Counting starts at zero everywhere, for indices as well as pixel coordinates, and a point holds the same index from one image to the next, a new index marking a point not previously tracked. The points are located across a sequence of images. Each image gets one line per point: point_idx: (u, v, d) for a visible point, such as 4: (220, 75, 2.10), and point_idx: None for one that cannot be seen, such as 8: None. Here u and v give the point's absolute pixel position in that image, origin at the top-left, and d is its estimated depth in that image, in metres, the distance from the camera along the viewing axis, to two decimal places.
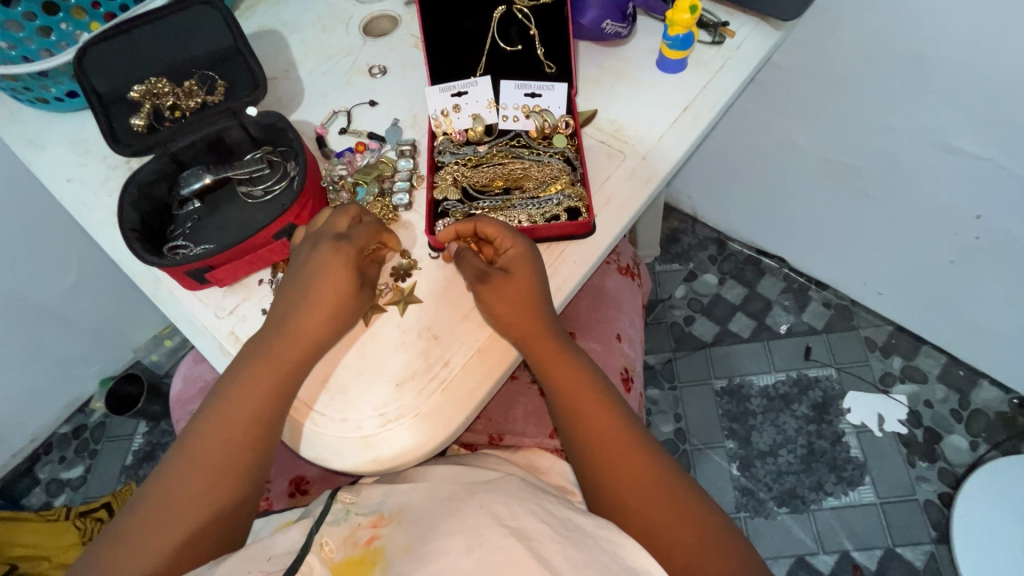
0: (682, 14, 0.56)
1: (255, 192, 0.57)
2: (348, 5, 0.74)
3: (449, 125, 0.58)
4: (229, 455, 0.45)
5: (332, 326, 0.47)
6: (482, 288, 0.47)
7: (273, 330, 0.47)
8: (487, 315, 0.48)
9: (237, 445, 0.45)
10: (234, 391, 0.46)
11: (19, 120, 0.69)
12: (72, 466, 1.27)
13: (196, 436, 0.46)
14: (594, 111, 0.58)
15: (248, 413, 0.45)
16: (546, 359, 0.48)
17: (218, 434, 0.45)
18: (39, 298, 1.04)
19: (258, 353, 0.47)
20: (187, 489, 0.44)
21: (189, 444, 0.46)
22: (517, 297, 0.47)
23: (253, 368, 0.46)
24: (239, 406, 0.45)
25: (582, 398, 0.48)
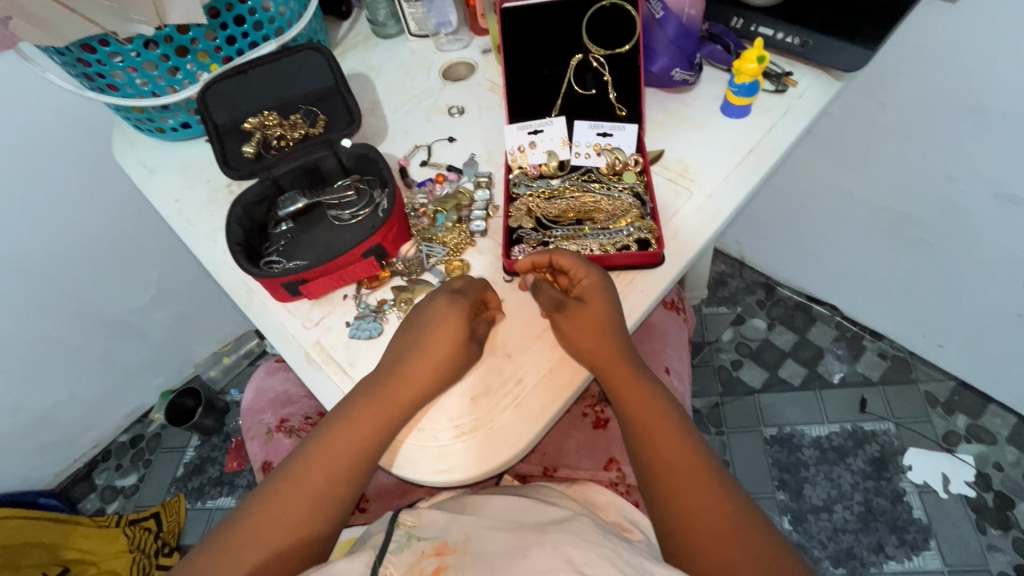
0: (749, 64, 0.60)
1: (343, 215, 0.63)
2: (430, 53, 0.81)
3: (524, 160, 0.63)
4: (323, 486, 0.48)
5: (441, 379, 0.49)
6: (558, 317, 0.50)
7: (374, 382, 0.50)
8: (562, 341, 0.50)
9: (327, 484, 0.48)
10: (352, 417, 0.48)
11: (138, 147, 0.77)
12: (126, 475, 1.32)
13: (291, 469, 0.49)
14: (661, 151, 0.62)
15: (343, 455, 0.48)
16: (620, 385, 0.50)
17: (325, 459, 0.48)
18: (120, 311, 1.12)
19: (360, 401, 0.49)
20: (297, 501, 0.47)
21: (284, 476, 0.48)
22: (593, 325, 0.49)
23: (353, 417, 0.48)
24: (349, 437, 0.48)
25: (655, 424, 0.49)
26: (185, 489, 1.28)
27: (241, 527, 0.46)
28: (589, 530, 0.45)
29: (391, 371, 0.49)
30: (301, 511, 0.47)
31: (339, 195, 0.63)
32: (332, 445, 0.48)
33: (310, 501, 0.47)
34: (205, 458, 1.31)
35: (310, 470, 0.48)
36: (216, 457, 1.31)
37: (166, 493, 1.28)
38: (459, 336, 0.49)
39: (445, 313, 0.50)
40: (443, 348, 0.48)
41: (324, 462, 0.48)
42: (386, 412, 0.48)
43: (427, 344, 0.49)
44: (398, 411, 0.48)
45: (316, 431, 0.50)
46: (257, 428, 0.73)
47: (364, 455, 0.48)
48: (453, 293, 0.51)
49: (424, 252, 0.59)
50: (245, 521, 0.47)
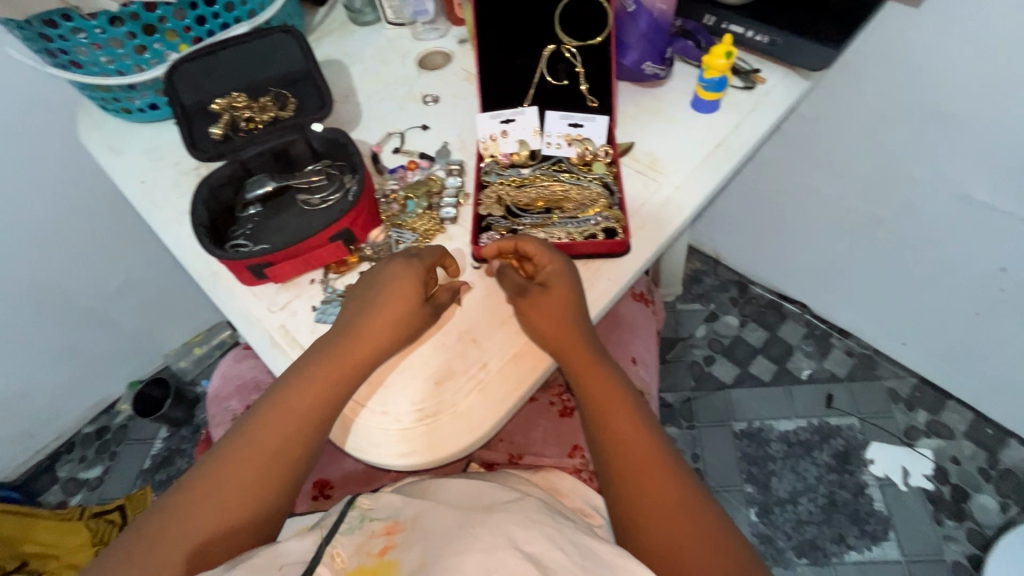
0: (717, 60, 0.61)
1: (313, 200, 0.62)
2: (407, 42, 0.81)
3: (496, 149, 0.63)
4: (276, 448, 0.47)
5: (393, 339, 0.49)
6: (521, 302, 0.50)
7: (329, 341, 0.49)
8: (526, 328, 0.51)
9: (280, 447, 0.47)
10: (306, 378, 0.48)
11: (104, 127, 0.76)
12: (91, 467, 1.29)
13: (241, 434, 0.47)
14: (631, 144, 0.63)
15: (296, 417, 0.47)
16: (580, 372, 0.50)
17: (278, 422, 0.47)
18: (86, 298, 1.09)
19: (313, 362, 0.48)
20: (248, 463, 0.46)
21: (234, 441, 0.47)
22: (556, 311, 0.49)
23: (308, 376, 0.48)
24: (303, 396, 0.47)
25: (613, 411, 0.50)
26: (153, 481, 1.26)
27: (193, 488, 0.45)
28: (535, 509, 0.46)
29: (346, 333, 0.49)
30: (254, 474, 0.46)
31: (308, 179, 0.63)
32: (285, 408, 0.47)
33: (263, 464, 0.47)
34: (174, 450, 1.30)
35: (262, 433, 0.47)
36: (184, 449, 1.30)
37: (132, 486, 1.26)
38: (412, 298, 0.49)
39: (397, 275, 0.50)
40: (396, 309, 0.49)
41: (276, 424, 0.47)
42: (342, 372, 0.48)
43: (381, 304, 0.49)
44: (352, 370, 0.48)
45: (268, 394, 0.49)
46: (222, 415, 0.72)
47: (318, 416, 0.47)
48: (410, 257, 0.51)
49: (393, 238, 0.59)
50: (194, 490, 0.45)
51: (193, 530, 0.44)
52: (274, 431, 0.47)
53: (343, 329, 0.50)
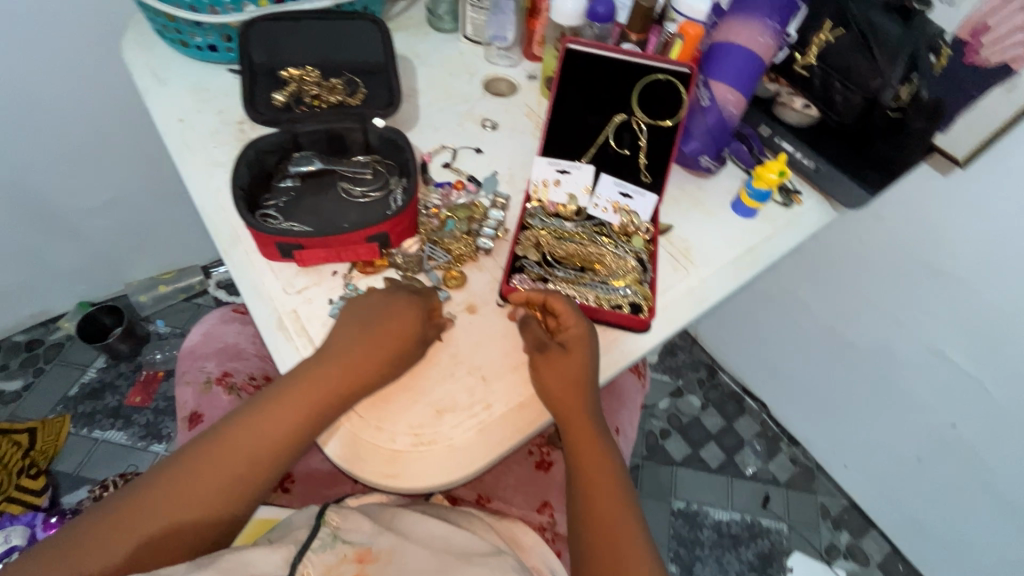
0: (769, 174, 0.65)
1: (354, 191, 0.62)
2: (477, 60, 0.82)
3: (545, 194, 0.64)
4: (241, 462, 0.46)
5: (379, 376, 0.48)
6: (538, 359, 0.51)
7: (317, 365, 0.48)
8: (534, 382, 0.51)
9: (251, 458, 0.46)
10: (291, 397, 0.47)
11: (152, 52, 0.73)
12: (11, 378, 1.20)
13: (206, 440, 0.46)
14: (670, 226, 0.65)
15: (274, 429, 0.46)
16: (579, 438, 0.52)
17: (252, 437, 0.46)
18: (65, 206, 1.03)
19: (298, 378, 0.48)
20: (209, 473, 0.45)
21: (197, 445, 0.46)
22: (570, 373, 0.50)
23: (290, 393, 0.47)
24: (281, 413, 0.47)
25: (599, 480, 0.51)
26: (75, 412, 1.17)
27: (149, 487, 0.44)
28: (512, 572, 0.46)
29: (334, 358, 0.48)
30: (220, 481, 0.45)
31: (355, 170, 0.62)
32: (262, 420, 0.46)
33: (227, 472, 0.45)
34: (107, 384, 1.21)
35: (236, 440, 0.46)
36: (119, 385, 1.21)
37: (50, 411, 1.17)
38: (405, 332, 0.49)
39: (402, 314, 0.50)
40: (390, 342, 0.48)
41: (251, 436, 0.46)
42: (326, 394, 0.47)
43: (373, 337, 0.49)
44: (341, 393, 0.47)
45: (248, 403, 0.48)
46: (192, 375, 0.69)
47: (295, 433, 0.47)
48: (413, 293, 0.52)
49: (426, 253, 0.59)
50: (161, 478, 0.44)
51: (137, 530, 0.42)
52: (244, 445, 0.46)
53: (332, 357, 0.48)
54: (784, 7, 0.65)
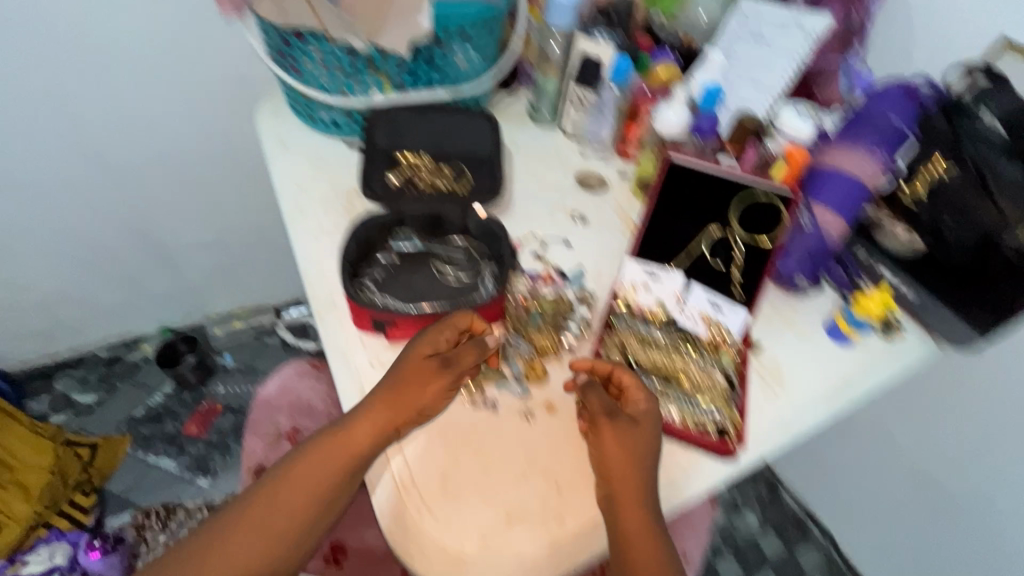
0: (869, 305, 0.65)
1: (447, 272, 0.64)
2: (571, 153, 0.85)
3: (632, 296, 0.63)
4: (305, 498, 0.49)
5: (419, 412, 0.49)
6: (604, 422, 0.49)
7: (366, 404, 0.51)
8: (596, 454, 0.49)
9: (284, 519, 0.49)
10: (343, 436, 0.50)
11: (282, 121, 0.81)
12: (87, 392, 1.26)
13: (250, 495, 0.50)
14: (759, 344, 0.64)
15: (304, 489, 0.49)
16: (621, 504, 0.47)
17: (313, 474, 0.50)
18: (172, 240, 1.12)
19: (324, 438, 0.50)
20: (279, 507, 0.49)
21: (242, 500, 0.50)
22: (631, 451, 0.48)
23: (342, 433, 0.50)
24: (334, 454, 0.49)
25: (641, 555, 0.46)
26: (136, 433, 1.21)
27: (233, 516, 0.50)
28: None
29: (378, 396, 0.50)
30: (258, 540, 0.48)
31: (453, 252, 0.65)
32: (294, 480, 0.50)
33: (264, 531, 0.48)
34: (169, 410, 1.25)
35: (300, 477, 0.50)
36: (180, 413, 1.25)
37: (114, 429, 1.21)
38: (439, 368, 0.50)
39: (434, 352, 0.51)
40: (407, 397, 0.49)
41: (284, 494, 0.49)
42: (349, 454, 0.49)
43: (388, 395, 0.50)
44: (360, 451, 0.49)
45: (285, 461, 0.51)
46: (262, 428, 0.70)
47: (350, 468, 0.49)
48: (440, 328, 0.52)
49: (510, 342, 0.59)
50: (243, 508, 0.50)
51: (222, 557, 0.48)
52: (306, 482, 0.49)
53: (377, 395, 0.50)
54: (894, 140, 0.65)
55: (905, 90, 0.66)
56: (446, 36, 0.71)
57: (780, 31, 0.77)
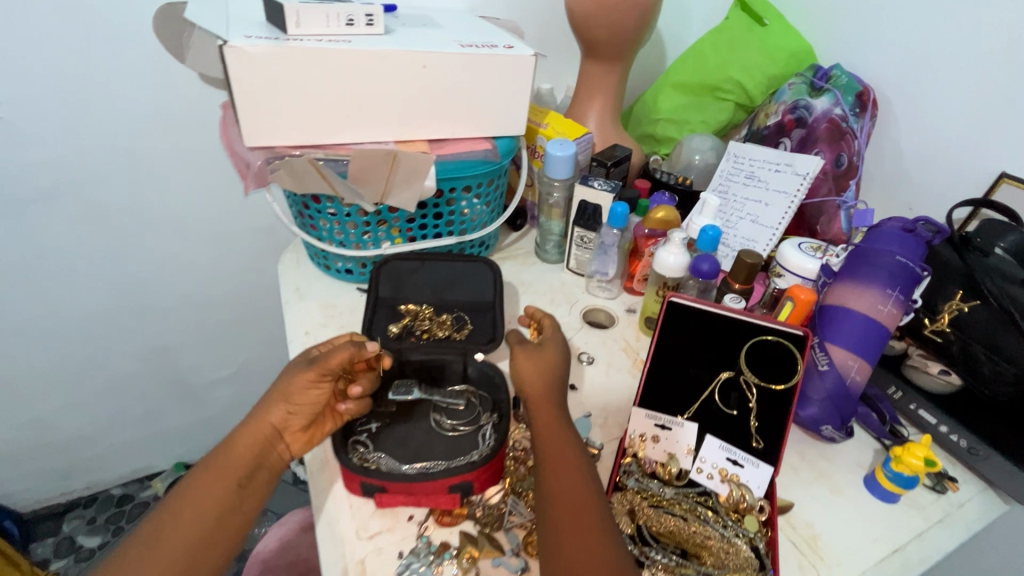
0: (913, 458, 0.55)
1: (445, 423, 0.62)
2: (578, 290, 0.86)
3: (641, 449, 0.59)
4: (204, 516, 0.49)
5: (300, 411, 0.55)
6: (517, 347, 0.56)
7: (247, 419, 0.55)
8: (512, 371, 0.55)
9: (196, 546, 0.48)
10: (234, 446, 0.53)
11: (301, 269, 0.86)
12: (93, 534, 1.21)
13: (135, 544, 0.48)
14: (789, 503, 0.57)
15: (206, 510, 0.50)
16: (531, 403, 0.53)
17: (206, 491, 0.51)
18: (196, 377, 1.15)
19: (215, 457, 0.53)
20: (173, 533, 0.48)
21: (124, 551, 0.48)
22: (542, 361, 0.55)
23: (231, 445, 0.54)
24: (228, 465, 0.52)
25: (552, 441, 0.50)
26: None
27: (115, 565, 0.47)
28: None
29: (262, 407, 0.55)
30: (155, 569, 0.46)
31: (450, 400, 0.62)
32: (190, 507, 0.50)
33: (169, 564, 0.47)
34: None
35: (190, 498, 0.50)
36: None
37: None
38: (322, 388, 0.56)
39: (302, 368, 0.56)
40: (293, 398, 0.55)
41: (182, 521, 0.49)
42: (247, 456, 0.53)
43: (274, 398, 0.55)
44: (260, 448, 0.54)
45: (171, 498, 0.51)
46: None
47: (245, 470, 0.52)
48: (314, 358, 0.57)
49: (508, 507, 0.54)
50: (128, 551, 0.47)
51: None
52: (201, 501, 0.50)
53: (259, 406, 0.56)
54: (907, 278, 0.62)
55: (907, 228, 0.65)
56: (452, 193, 0.76)
57: (773, 171, 0.79)
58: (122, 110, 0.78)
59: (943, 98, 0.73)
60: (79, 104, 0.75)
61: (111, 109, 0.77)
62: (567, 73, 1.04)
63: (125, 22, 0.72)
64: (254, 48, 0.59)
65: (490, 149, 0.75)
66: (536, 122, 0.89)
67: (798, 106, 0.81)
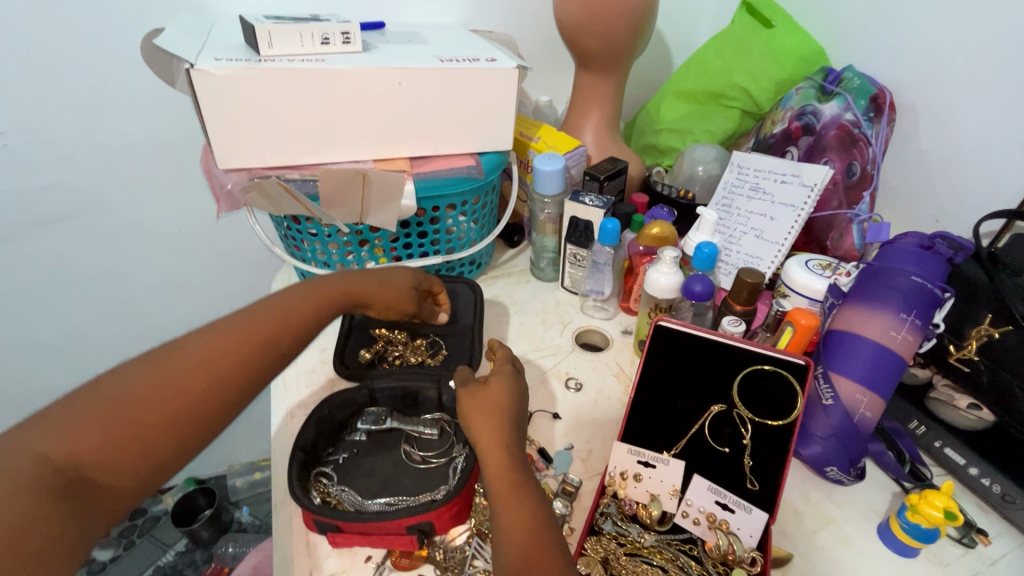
0: (931, 508, 0.48)
1: (414, 454, 0.59)
2: (573, 310, 0.82)
3: (622, 489, 0.55)
4: (239, 346, 0.48)
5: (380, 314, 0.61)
6: (460, 390, 0.54)
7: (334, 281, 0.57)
8: (462, 419, 0.52)
9: (156, 422, 0.43)
10: (296, 295, 0.53)
11: None
12: (106, 547, 1.21)
13: (94, 396, 0.43)
14: (788, 554, 0.51)
15: (178, 388, 0.45)
16: (478, 435, 0.50)
17: (245, 327, 0.49)
18: None
19: (204, 335, 0.48)
20: (204, 355, 0.46)
21: (57, 411, 0.42)
22: (490, 395, 0.53)
23: (295, 294, 0.53)
24: (275, 310, 0.51)
25: (499, 472, 0.47)
26: None
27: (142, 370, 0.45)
28: None
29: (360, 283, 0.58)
30: (179, 389, 0.45)
31: (421, 430, 0.60)
32: (161, 375, 0.45)
33: (121, 432, 0.42)
34: (177, 571, 1.18)
35: (229, 328, 0.49)
36: None
37: None
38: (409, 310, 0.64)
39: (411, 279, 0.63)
40: (340, 290, 0.56)
41: (202, 353, 0.46)
42: (237, 346, 0.48)
43: (291, 300, 0.53)
44: (255, 341, 0.49)
45: (147, 356, 0.46)
46: None
47: (297, 318, 0.52)
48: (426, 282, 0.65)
49: (471, 549, 0.51)
50: (156, 363, 0.46)
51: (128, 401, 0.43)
52: (235, 335, 0.48)
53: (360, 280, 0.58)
54: (924, 301, 0.55)
55: (924, 245, 0.58)
56: (435, 211, 0.74)
57: (779, 182, 0.73)
58: (119, 134, 0.79)
59: (966, 100, 0.66)
60: (77, 130, 0.77)
61: (108, 134, 0.78)
62: (564, 84, 1.01)
63: (120, 50, 0.74)
64: (220, 70, 0.58)
65: (474, 165, 0.73)
66: (527, 136, 0.86)
67: (805, 112, 0.76)
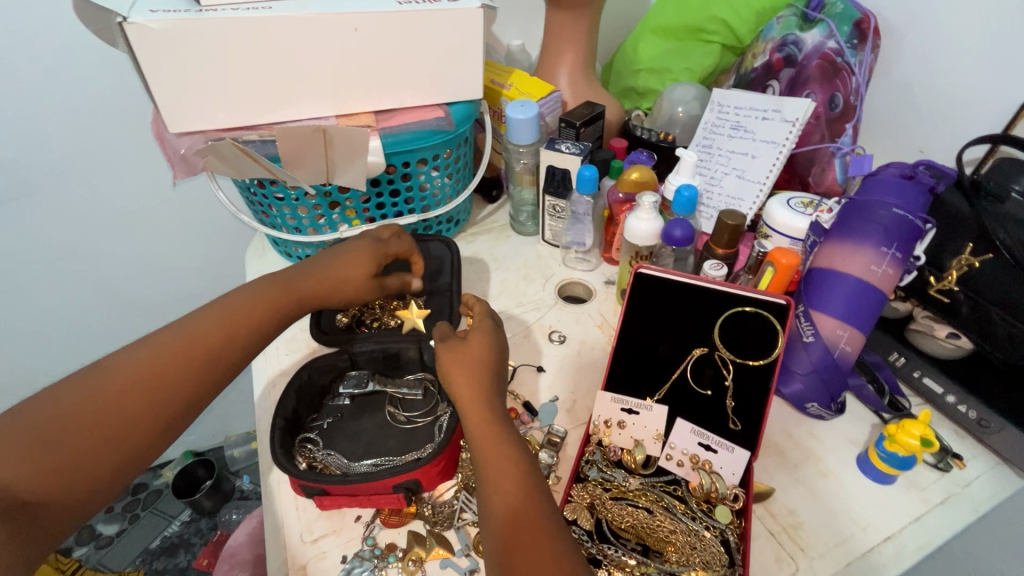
0: (908, 437, 0.49)
1: (399, 416, 0.58)
2: (554, 263, 0.80)
3: (607, 436, 0.55)
4: (179, 360, 0.47)
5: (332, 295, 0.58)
6: (440, 347, 0.53)
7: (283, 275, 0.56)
8: (446, 380, 0.51)
9: (98, 438, 0.43)
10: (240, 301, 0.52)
11: (264, 258, 0.82)
12: (111, 521, 1.23)
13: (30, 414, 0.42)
14: (769, 489, 0.52)
15: (119, 402, 0.44)
16: (461, 399, 0.49)
17: (186, 338, 0.48)
18: None
19: (144, 350, 0.47)
20: (143, 369, 0.46)
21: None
22: (470, 359, 0.51)
23: (239, 301, 0.52)
24: (218, 319, 0.50)
25: (483, 438, 0.46)
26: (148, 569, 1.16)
27: (77, 389, 0.44)
28: None
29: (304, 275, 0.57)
30: (118, 406, 0.44)
31: (405, 391, 0.59)
32: (99, 391, 0.44)
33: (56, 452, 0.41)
34: (184, 540, 1.20)
35: (169, 340, 0.48)
36: (194, 543, 1.20)
37: (129, 564, 1.17)
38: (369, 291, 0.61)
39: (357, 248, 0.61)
40: (302, 295, 0.56)
41: (142, 368, 0.46)
42: (181, 360, 0.47)
43: (236, 305, 0.52)
44: (196, 353, 0.48)
45: (85, 372, 0.45)
46: None
47: (239, 326, 0.51)
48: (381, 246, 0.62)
49: (459, 503, 0.52)
50: (91, 379, 0.45)
51: (62, 422, 0.42)
52: (176, 349, 0.47)
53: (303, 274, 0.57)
54: (905, 232, 0.54)
55: (906, 175, 0.57)
56: (407, 167, 0.71)
57: (761, 118, 0.70)
58: (63, 103, 0.74)
59: (952, 20, 0.63)
60: (16, 100, 0.72)
61: (51, 103, 0.74)
62: (537, 25, 0.95)
63: (51, 8, 0.68)
64: (155, 24, 0.54)
65: (444, 117, 0.69)
66: (499, 83, 0.82)
67: (786, 43, 0.73)
